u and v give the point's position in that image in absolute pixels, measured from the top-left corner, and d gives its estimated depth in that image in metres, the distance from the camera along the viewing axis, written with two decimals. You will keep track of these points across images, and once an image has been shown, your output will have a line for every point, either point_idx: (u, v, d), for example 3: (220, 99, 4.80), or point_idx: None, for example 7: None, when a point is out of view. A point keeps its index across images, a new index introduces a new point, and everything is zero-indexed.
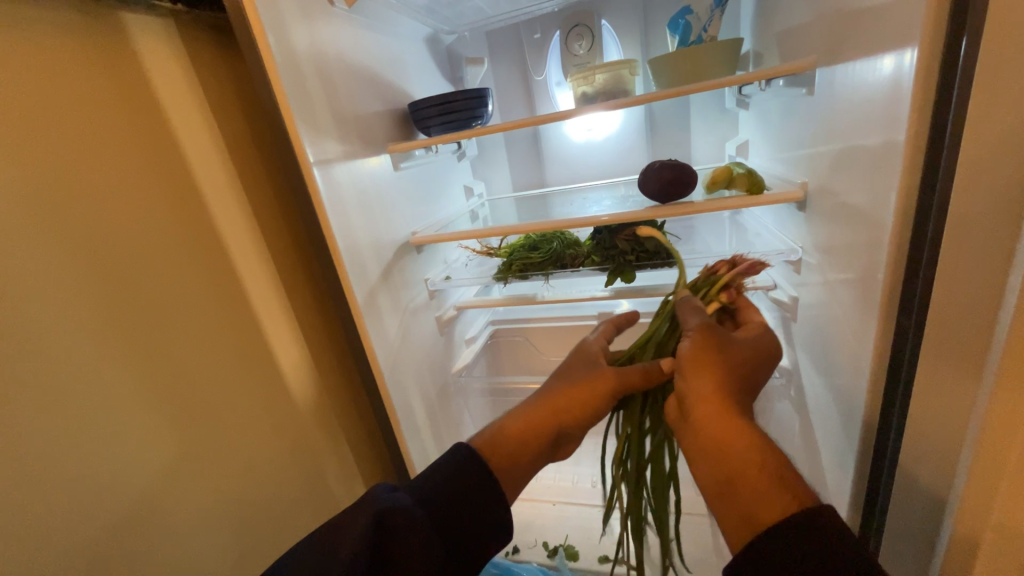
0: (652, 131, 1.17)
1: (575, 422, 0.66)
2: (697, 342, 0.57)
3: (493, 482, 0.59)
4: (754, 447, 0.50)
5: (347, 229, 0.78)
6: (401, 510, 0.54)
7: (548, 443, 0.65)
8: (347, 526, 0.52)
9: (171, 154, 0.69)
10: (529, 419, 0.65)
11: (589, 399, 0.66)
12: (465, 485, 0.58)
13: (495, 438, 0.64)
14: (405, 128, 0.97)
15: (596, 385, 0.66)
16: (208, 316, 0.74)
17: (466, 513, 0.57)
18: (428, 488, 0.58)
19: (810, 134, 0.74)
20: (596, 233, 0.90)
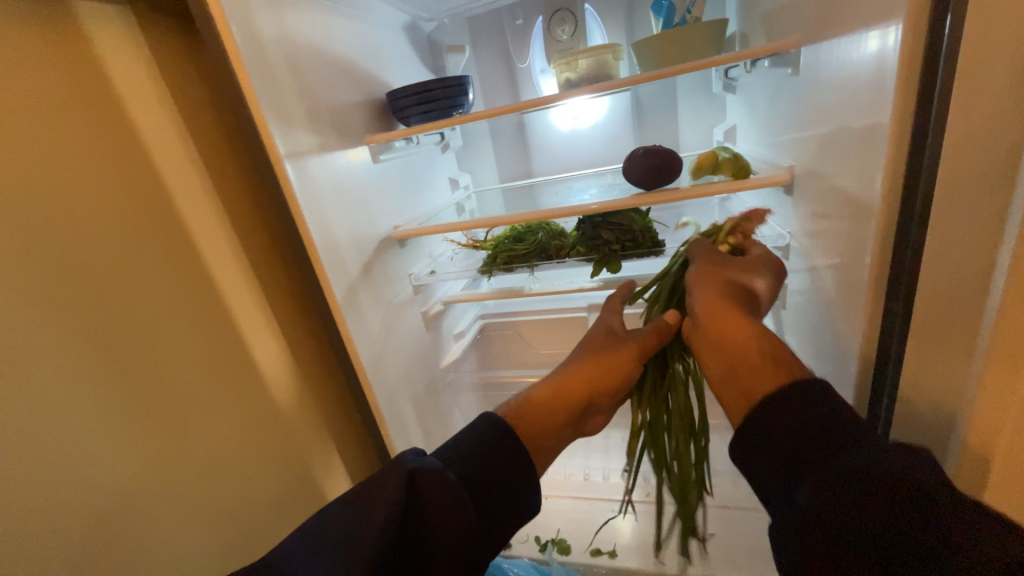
0: (639, 118, 1.14)
1: (605, 390, 0.65)
2: (705, 263, 0.65)
3: (524, 456, 0.58)
4: (754, 331, 0.55)
5: (323, 223, 0.76)
6: (433, 478, 0.53)
7: (579, 410, 0.65)
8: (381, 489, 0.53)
9: (139, 151, 0.67)
10: (555, 385, 0.65)
11: (614, 365, 0.65)
12: (500, 457, 0.57)
13: (523, 407, 0.63)
14: (384, 119, 0.95)
15: (620, 351, 0.66)
16: (185, 316, 0.72)
17: (495, 485, 0.56)
18: (458, 454, 0.57)
19: (795, 116, 0.73)
20: (581, 224, 0.88)
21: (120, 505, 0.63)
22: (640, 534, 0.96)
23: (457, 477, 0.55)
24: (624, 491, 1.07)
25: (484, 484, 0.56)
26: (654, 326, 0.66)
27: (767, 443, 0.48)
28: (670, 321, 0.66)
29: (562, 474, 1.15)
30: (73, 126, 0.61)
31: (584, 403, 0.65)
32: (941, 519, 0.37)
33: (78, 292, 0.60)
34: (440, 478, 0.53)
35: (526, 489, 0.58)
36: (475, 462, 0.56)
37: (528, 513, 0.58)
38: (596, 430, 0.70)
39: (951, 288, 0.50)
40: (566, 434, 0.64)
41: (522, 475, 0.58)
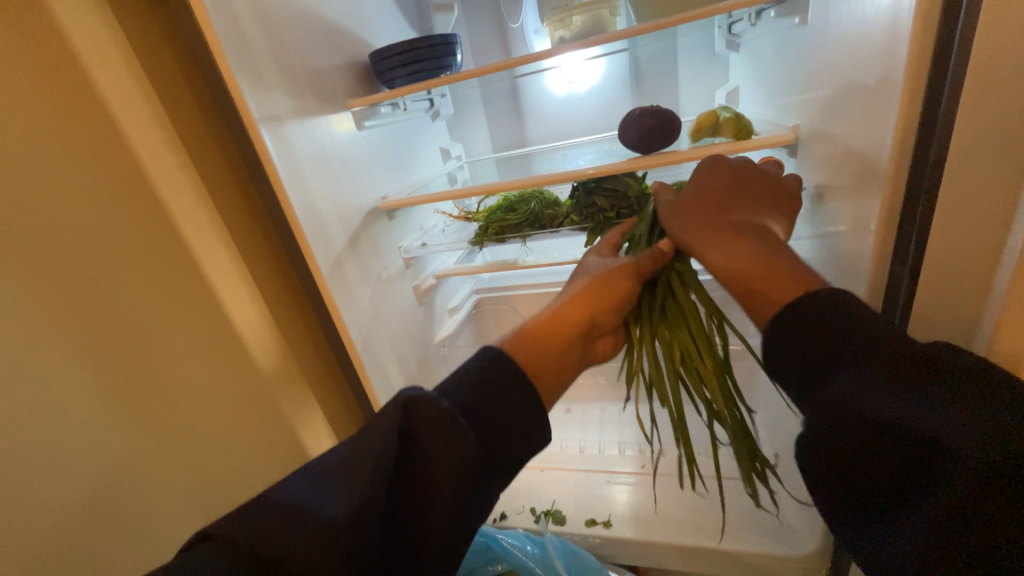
0: (638, 81, 1.09)
1: (607, 310, 0.61)
2: (698, 197, 0.60)
3: (524, 379, 0.53)
4: (753, 248, 0.52)
5: (304, 193, 0.73)
6: (428, 404, 0.48)
7: (581, 332, 0.60)
8: (373, 428, 0.48)
9: (101, 120, 0.64)
10: (554, 312, 0.60)
11: (616, 288, 0.61)
12: (500, 389, 0.52)
13: (520, 336, 0.59)
14: (368, 83, 0.90)
15: (620, 271, 0.62)
16: (159, 291, 0.71)
17: (496, 413, 0.51)
18: (456, 387, 0.52)
19: (802, 71, 0.68)
20: (575, 191, 0.84)
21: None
22: (636, 504, 0.97)
23: (453, 404, 0.50)
24: (621, 463, 1.07)
25: (485, 412, 0.51)
26: (649, 253, 0.64)
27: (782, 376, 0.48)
28: (663, 249, 0.64)
29: (559, 446, 1.15)
30: (28, 93, 0.58)
31: (587, 325, 0.60)
32: (930, 470, 0.37)
33: (48, 266, 0.60)
34: (434, 404, 0.48)
35: (531, 417, 0.53)
36: (471, 389, 0.51)
37: (535, 446, 0.53)
38: (602, 353, 0.66)
39: (958, 250, 0.47)
40: (570, 358, 0.59)
41: (526, 402, 0.52)
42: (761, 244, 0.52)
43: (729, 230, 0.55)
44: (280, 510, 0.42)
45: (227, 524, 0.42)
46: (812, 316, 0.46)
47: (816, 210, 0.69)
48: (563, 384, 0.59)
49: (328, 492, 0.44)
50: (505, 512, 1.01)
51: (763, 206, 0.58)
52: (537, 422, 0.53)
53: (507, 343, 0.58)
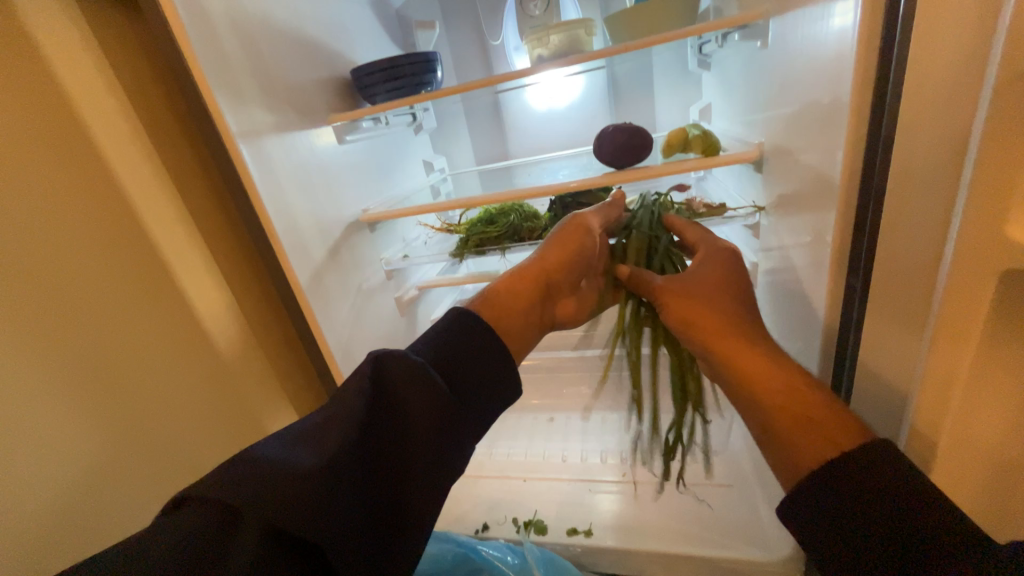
0: (616, 97, 1.12)
1: (567, 265, 0.65)
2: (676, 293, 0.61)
3: (490, 329, 0.55)
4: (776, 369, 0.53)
5: (281, 206, 0.73)
6: (400, 358, 0.50)
7: (543, 285, 0.63)
8: (345, 390, 0.49)
9: (78, 138, 0.65)
10: (514, 272, 0.64)
11: (573, 242, 0.65)
12: (469, 342, 0.53)
13: (488, 296, 0.61)
14: (349, 98, 0.92)
15: (576, 228, 0.66)
16: (134, 305, 0.72)
17: (468, 361, 0.52)
18: (426, 346, 0.53)
19: (766, 92, 0.71)
20: (552, 204, 0.86)
21: (63, 491, 0.63)
22: (617, 512, 0.98)
23: (424, 358, 0.51)
24: (603, 472, 1.08)
25: (458, 364, 0.52)
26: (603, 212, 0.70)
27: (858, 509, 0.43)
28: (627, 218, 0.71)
29: (541, 456, 1.15)
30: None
31: (548, 278, 0.64)
32: None
33: (15, 278, 0.60)
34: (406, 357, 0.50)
35: (505, 365, 0.54)
36: (443, 344, 0.52)
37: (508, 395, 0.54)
38: (569, 313, 0.69)
39: (903, 266, 0.50)
40: (535, 312, 0.62)
41: (497, 350, 0.54)
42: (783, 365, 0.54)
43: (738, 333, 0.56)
44: (259, 471, 0.42)
45: (212, 484, 0.42)
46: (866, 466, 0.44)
47: (780, 222, 0.71)
48: (529, 336, 0.61)
49: (308, 450, 0.44)
50: (487, 523, 1.01)
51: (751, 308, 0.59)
52: (506, 369, 0.54)
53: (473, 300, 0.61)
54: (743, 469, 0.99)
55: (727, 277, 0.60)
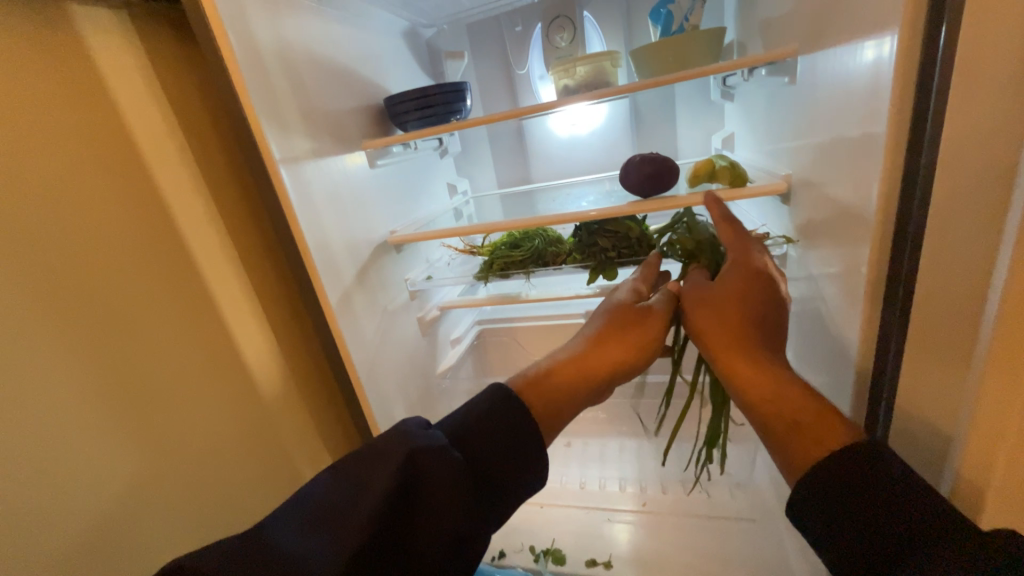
0: (638, 125, 1.14)
1: (632, 362, 0.63)
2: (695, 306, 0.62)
3: (533, 426, 0.53)
4: (780, 386, 0.53)
5: (317, 227, 0.75)
6: (425, 439, 0.50)
7: (603, 382, 0.62)
8: (378, 466, 0.48)
9: (130, 159, 0.68)
10: (575, 360, 0.62)
11: (645, 339, 0.64)
12: (499, 425, 0.53)
13: (540, 381, 0.60)
14: (382, 124, 0.95)
15: (655, 322, 0.64)
16: (173, 319, 0.73)
17: (494, 446, 0.52)
18: (459, 425, 0.53)
19: (793, 125, 0.72)
20: (577, 230, 0.87)
21: (95, 510, 0.63)
22: (636, 543, 0.96)
23: (449, 438, 0.51)
24: (621, 500, 1.05)
25: (487, 450, 0.51)
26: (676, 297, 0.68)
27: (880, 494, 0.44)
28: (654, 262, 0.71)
29: (559, 482, 1.13)
30: (60, 128, 0.61)
31: (609, 375, 0.62)
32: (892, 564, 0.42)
33: (65, 294, 0.61)
34: (429, 436, 0.50)
35: (531, 457, 0.52)
36: (472, 426, 0.53)
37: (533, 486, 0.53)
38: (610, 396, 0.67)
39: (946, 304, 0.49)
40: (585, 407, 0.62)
41: (528, 428, 0.53)
42: (780, 376, 0.54)
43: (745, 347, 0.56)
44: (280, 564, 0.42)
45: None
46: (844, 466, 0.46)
47: (806, 251, 0.72)
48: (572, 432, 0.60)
49: (329, 538, 0.44)
50: (503, 550, 1.00)
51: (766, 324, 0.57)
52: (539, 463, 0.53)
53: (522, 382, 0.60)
54: (768, 503, 0.96)
55: (738, 287, 0.59)
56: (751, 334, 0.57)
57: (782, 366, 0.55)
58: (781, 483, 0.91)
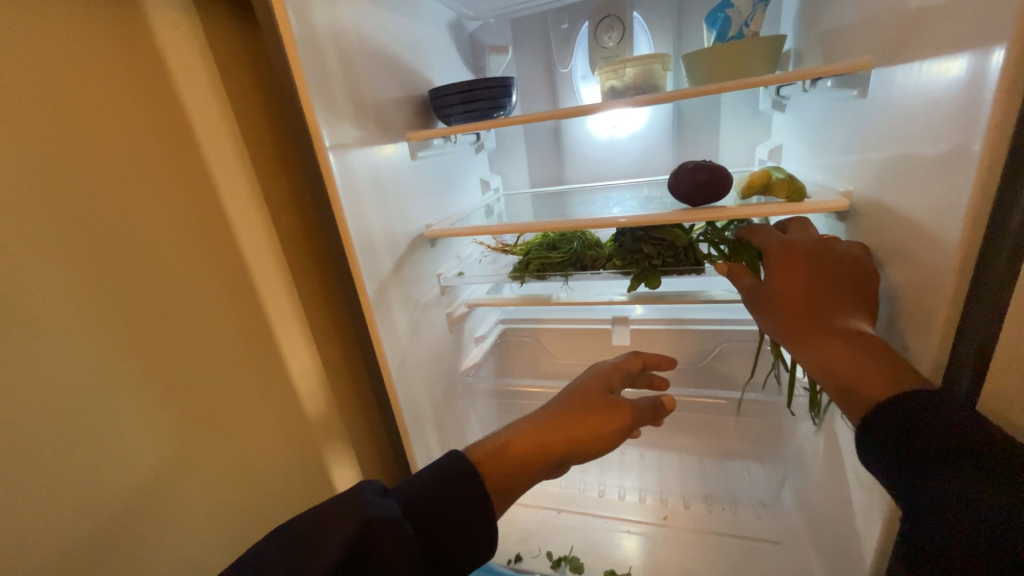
0: (680, 131, 1.12)
1: (584, 453, 0.62)
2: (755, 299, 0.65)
3: (483, 494, 0.53)
4: (858, 356, 0.53)
5: (359, 217, 0.74)
6: (378, 507, 0.50)
7: (553, 463, 0.61)
8: (333, 528, 0.47)
9: (178, 136, 0.68)
10: (537, 435, 0.61)
11: (603, 425, 0.64)
12: (452, 497, 0.52)
13: (498, 452, 0.58)
14: (424, 115, 0.93)
15: (615, 415, 0.65)
16: (209, 301, 0.73)
17: (444, 516, 0.51)
18: (412, 491, 0.53)
19: (856, 140, 0.69)
20: (619, 235, 0.86)
21: (116, 500, 0.61)
22: (649, 555, 0.94)
23: (402, 506, 0.51)
24: (640, 512, 1.04)
25: (436, 520, 0.51)
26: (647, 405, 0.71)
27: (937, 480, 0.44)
28: (639, 356, 0.79)
29: (578, 489, 1.12)
30: (112, 101, 0.61)
31: (560, 458, 0.61)
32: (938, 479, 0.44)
33: (107, 273, 0.60)
34: (382, 503, 0.51)
35: (481, 518, 0.52)
36: (427, 494, 0.53)
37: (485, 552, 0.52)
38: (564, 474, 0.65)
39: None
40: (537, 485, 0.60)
41: (479, 494, 0.53)
42: (852, 347, 0.54)
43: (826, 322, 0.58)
44: None
45: None
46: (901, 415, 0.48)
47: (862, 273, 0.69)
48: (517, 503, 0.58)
49: None
50: (520, 554, 0.98)
51: (834, 309, 0.58)
52: (484, 531, 0.52)
53: (486, 448, 0.59)
54: (796, 526, 0.95)
55: (798, 282, 0.61)
56: (827, 294, 0.59)
57: (853, 335, 0.55)
58: (815, 509, 0.90)
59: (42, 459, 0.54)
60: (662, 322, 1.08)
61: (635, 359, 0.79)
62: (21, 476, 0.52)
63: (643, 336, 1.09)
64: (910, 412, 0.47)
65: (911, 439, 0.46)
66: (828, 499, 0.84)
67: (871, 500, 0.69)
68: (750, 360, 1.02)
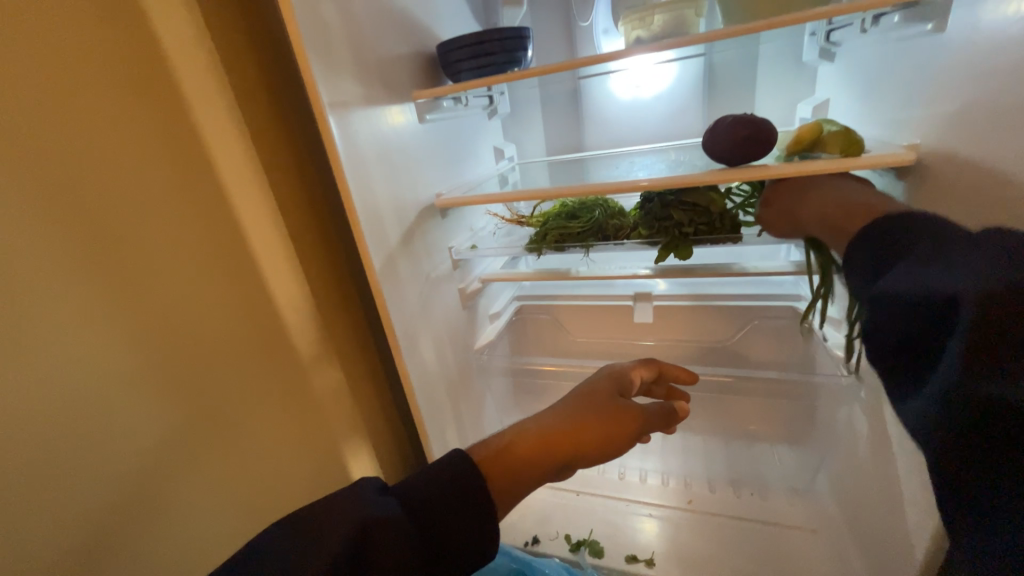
0: (710, 89, 1.02)
1: (592, 458, 0.58)
2: (776, 210, 0.65)
3: (483, 490, 0.49)
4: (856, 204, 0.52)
5: (362, 183, 0.69)
6: (376, 505, 0.46)
7: (558, 466, 0.56)
8: (332, 526, 0.44)
9: (169, 100, 0.63)
10: (544, 438, 0.56)
11: (611, 429, 0.59)
12: (455, 498, 0.48)
13: (503, 454, 0.54)
14: (432, 75, 0.86)
15: (625, 419, 0.60)
16: (211, 277, 0.69)
17: (446, 514, 0.48)
18: (413, 489, 0.49)
19: (928, 84, 0.60)
20: (645, 202, 0.78)
21: (112, 488, 0.58)
22: (671, 540, 0.90)
23: (403, 506, 0.48)
24: (661, 495, 1.00)
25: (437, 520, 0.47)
26: (657, 411, 0.67)
27: (914, 270, 0.39)
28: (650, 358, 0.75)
29: (596, 470, 1.08)
30: (93, 55, 0.55)
31: (565, 461, 0.56)
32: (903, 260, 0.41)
33: (99, 246, 0.57)
34: (383, 503, 0.47)
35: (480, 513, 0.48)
36: (428, 493, 0.49)
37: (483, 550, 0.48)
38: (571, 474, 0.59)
39: None
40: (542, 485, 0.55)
41: (482, 508, 0.48)
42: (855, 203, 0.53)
43: (823, 185, 0.60)
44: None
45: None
46: (889, 228, 0.44)
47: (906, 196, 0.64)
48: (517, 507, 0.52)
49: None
50: (537, 536, 0.95)
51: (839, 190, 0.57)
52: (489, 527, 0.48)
53: (499, 444, 0.55)
54: (831, 514, 0.89)
55: (798, 181, 0.63)
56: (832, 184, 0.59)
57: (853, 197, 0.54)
58: (852, 496, 0.84)
59: (40, 444, 0.52)
60: (687, 298, 1.01)
61: (651, 365, 0.74)
62: (10, 460, 0.50)
63: (666, 312, 1.03)
64: (892, 225, 0.44)
65: (901, 241, 0.42)
66: (865, 486, 0.79)
67: (930, 499, 0.62)
68: (784, 338, 0.95)
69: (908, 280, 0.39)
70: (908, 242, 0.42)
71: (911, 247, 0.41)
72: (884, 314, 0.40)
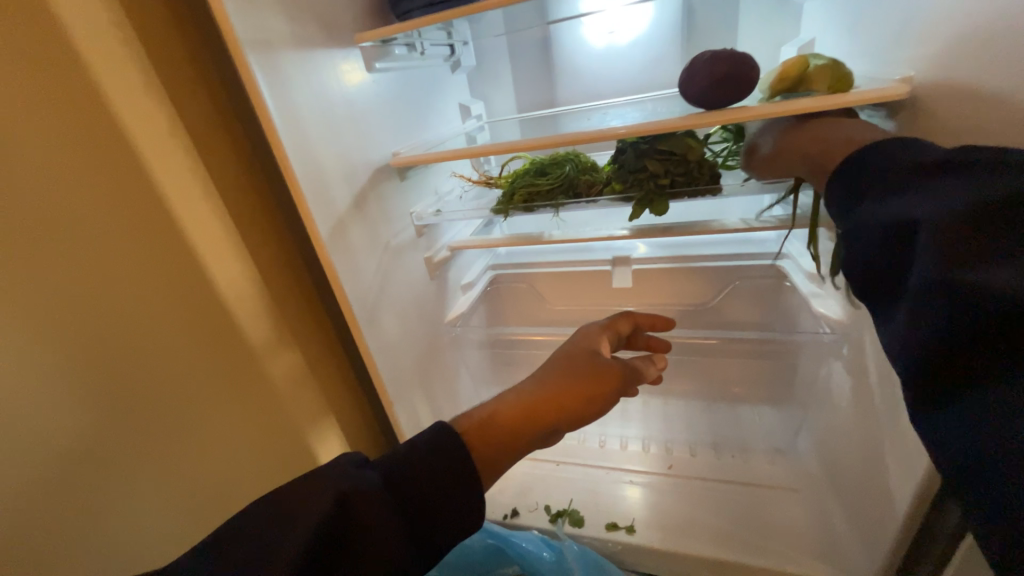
0: (691, 31, 0.94)
1: (571, 420, 0.53)
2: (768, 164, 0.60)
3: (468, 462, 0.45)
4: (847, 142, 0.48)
5: (299, 138, 0.62)
6: (351, 480, 0.43)
7: (542, 436, 0.52)
8: (305, 505, 0.41)
9: (57, 44, 0.55)
10: (525, 403, 0.52)
11: (587, 389, 0.55)
12: (432, 470, 0.44)
13: (485, 422, 0.49)
14: (379, 16, 0.77)
15: (602, 377, 0.56)
16: (133, 250, 0.63)
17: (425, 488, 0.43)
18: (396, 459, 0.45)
19: (923, 7, 0.54)
20: (618, 153, 0.72)
21: (25, 482, 0.55)
22: (651, 505, 0.89)
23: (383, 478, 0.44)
24: (642, 461, 0.99)
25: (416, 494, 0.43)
26: (638, 365, 0.63)
27: (892, 195, 0.39)
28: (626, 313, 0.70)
29: (577, 439, 1.06)
30: None
31: (548, 431, 0.52)
32: (879, 187, 0.41)
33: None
34: (358, 478, 0.43)
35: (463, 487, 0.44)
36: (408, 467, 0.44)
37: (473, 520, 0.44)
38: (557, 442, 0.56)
39: None
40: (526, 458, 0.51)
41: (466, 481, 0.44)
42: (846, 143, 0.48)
43: (814, 129, 0.55)
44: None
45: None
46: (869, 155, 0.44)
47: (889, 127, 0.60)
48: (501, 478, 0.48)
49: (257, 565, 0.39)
50: (517, 508, 0.93)
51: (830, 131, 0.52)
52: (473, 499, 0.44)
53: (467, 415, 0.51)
54: (812, 472, 0.88)
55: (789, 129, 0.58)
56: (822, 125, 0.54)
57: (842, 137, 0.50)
58: (833, 455, 0.83)
59: None
60: (667, 260, 0.97)
61: (627, 320, 0.70)
62: None
63: (646, 275, 0.98)
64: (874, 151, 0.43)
65: (875, 168, 0.42)
66: (847, 444, 0.78)
67: (912, 452, 0.60)
68: (767, 297, 0.91)
69: (886, 206, 0.39)
70: (884, 168, 0.41)
71: (889, 169, 0.41)
72: (865, 239, 0.40)
